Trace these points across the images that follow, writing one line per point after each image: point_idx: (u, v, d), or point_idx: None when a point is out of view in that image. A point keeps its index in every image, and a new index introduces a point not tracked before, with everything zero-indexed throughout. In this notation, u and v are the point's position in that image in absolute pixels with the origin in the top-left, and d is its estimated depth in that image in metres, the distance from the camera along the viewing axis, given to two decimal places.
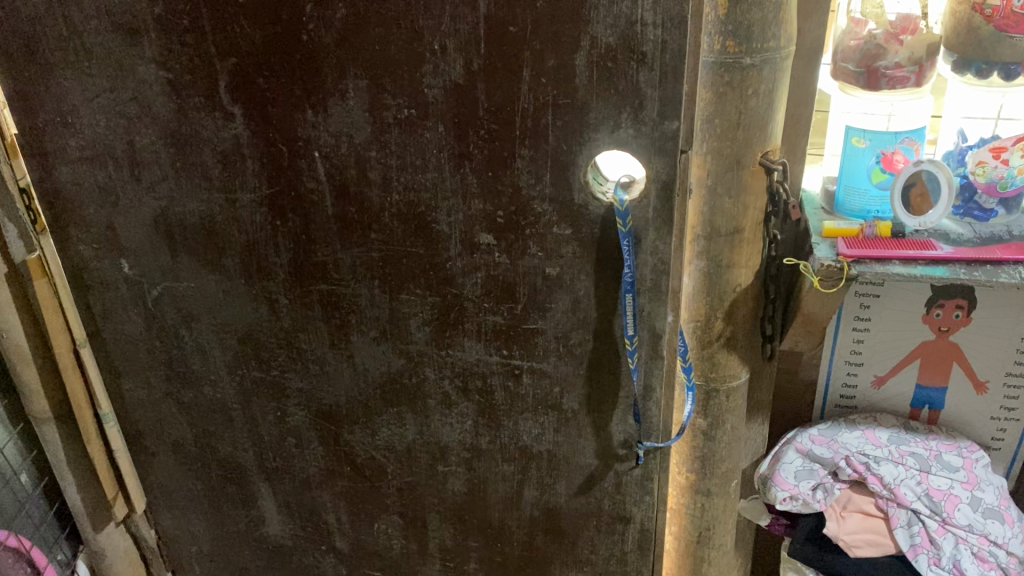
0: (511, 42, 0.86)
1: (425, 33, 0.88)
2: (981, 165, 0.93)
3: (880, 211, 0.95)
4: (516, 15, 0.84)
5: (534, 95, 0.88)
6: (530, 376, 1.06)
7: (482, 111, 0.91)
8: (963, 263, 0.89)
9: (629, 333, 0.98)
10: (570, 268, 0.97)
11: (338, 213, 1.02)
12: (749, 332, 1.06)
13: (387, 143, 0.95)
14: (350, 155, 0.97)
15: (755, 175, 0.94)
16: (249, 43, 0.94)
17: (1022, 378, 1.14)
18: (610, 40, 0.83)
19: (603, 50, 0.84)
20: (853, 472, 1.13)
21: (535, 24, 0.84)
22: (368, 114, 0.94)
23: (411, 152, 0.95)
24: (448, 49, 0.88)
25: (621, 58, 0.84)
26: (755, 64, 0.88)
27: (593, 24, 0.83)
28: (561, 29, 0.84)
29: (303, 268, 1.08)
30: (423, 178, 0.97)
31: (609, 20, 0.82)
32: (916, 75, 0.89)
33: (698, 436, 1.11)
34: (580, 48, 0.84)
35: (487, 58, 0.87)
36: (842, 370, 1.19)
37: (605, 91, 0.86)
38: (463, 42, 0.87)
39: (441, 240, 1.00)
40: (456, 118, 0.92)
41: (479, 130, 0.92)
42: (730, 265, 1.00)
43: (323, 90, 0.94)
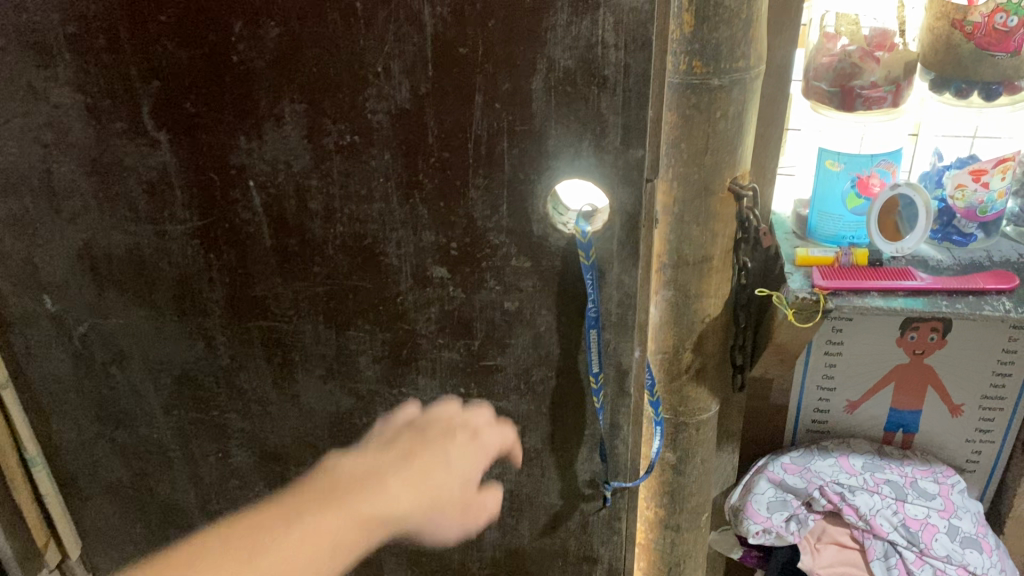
0: (462, 63, 0.79)
1: (367, 54, 0.80)
2: (960, 188, 0.88)
3: (855, 237, 0.90)
4: (466, 36, 0.77)
5: (487, 121, 0.81)
6: (490, 415, 0.99)
7: (431, 138, 0.83)
8: (944, 294, 0.84)
9: (595, 370, 0.91)
10: (530, 303, 0.90)
11: (278, 246, 0.94)
12: (719, 362, 1.00)
13: (329, 171, 0.88)
14: (289, 184, 0.90)
15: (724, 201, 0.89)
16: (173, 64, 0.85)
17: (998, 400, 1.10)
18: (569, 63, 0.76)
19: (561, 74, 0.77)
20: (828, 503, 1.08)
21: (487, 45, 0.77)
22: (306, 140, 0.86)
23: (355, 181, 0.88)
24: (392, 72, 0.81)
25: (581, 82, 0.77)
26: (723, 86, 0.82)
27: (550, 46, 0.76)
28: (516, 50, 0.77)
29: (241, 303, 1.00)
30: (368, 208, 0.89)
31: (567, 41, 0.75)
32: (893, 95, 0.83)
33: (667, 470, 1.06)
34: (536, 72, 0.78)
35: (436, 81, 0.80)
36: (814, 395, 1.14)
37: (564, 117, 0.79)
38: (409, 63, 0.80)
39: (390, 273, 0.93)
40: (403, 145, 0.84)
41: (428, 158, 0.85)
42: (698, 294, 0.94)
43: (257, 114, 0.86)
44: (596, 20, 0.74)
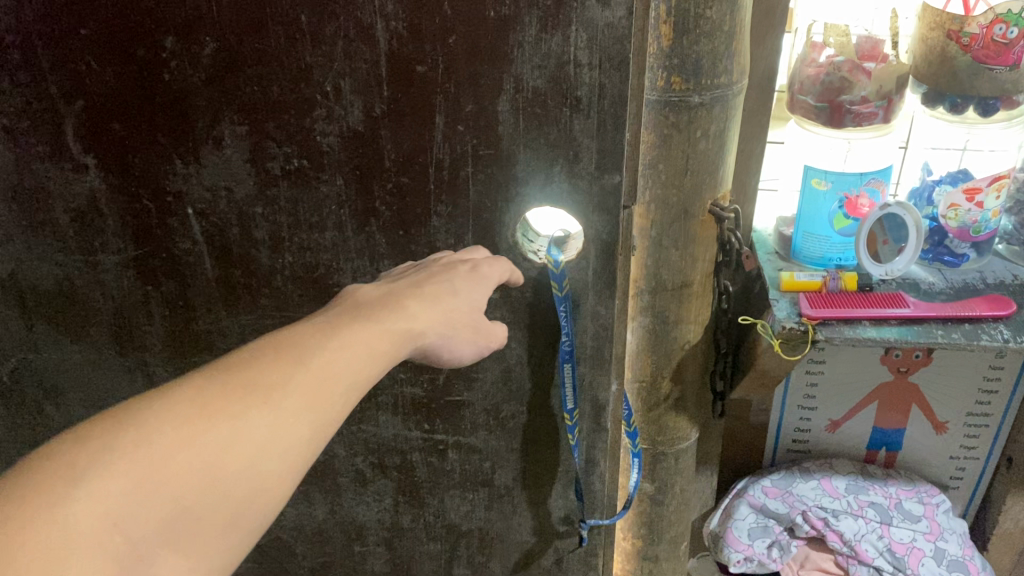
0: (421, 82, 0.71)
1: (314, 72, 0.72)
2: (953, 208, 0.83)
3: (842, 259, 0.85)
4: (425, 53, 0.70)
5: (449, 145, 0.74)
6: (457, 451, 0.93)
7: (388, 163, 0.76)
8: (939, 322, 0.79)
9: (569, 406, 0.85)
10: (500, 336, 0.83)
11: (222, 277, 0.86)
12: (698, 389, 0.94)
13: (275, 198, 0.80)
14: (231, 212, 0.81)
15: (705, 224, 0.82)
16: (99, 81, 0.76)
17: (983, 417, 1.06)
18: (538, 83, 0.70)
19: (530, 94, 0.70)
20: (811, 529, 1.04)
21: (447, 63, 0.70)
22: (249, 165, 0.78)
23: (304, 209, 0.80)
24: (342, 92, 0.73)
25: (552, 103, 0.71)
26: (704, 103, 0.76)
27: (517, 65, 0.69)
28: (480, 68, 0.70)
29: (184, 337, 0.92)
30: (320, 237, 0.81)
31: (537, 59, 0.69)
32: (884, 110, 0.78)
33: (645, 501, 1.00)
34: (502, 92, 0.71)
35: (392, 102, 0.73)
36: (795, 414, 1.09)
37: (535, 140, 0.73)
38: (361, 82, 0.72)
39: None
40: (357, 169, 0.77)
41: (385, 183, 0.77)
42: (677, 321, 0.88)
43: (193, 137, 0.78)
44: (568, 35, 0.67)
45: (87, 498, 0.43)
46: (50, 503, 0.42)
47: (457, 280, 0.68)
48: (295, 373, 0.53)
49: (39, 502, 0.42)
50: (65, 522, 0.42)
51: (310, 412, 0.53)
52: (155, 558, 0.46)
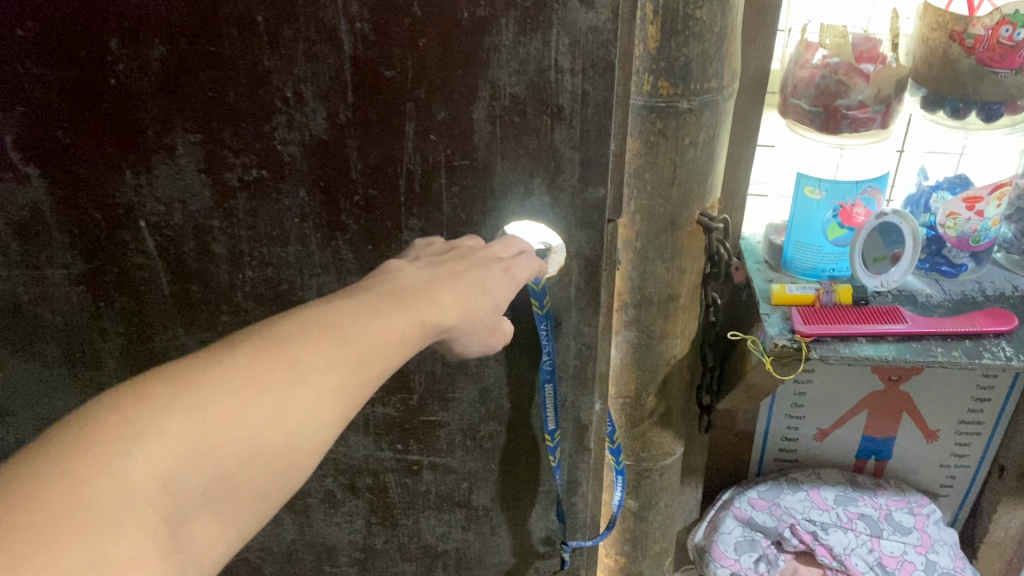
0: (389, 88, 0.66)
1: (272, 77, 0.66)
2: (952, 216, 0.79)
3: (835, 270, 0.81)
4: (394, 57, 0.64)
5: (420, 155, 0.69)
6: (432, 472, 0.88)
7: (355, 174, 0.71)
8: (938, 339, 0.75)
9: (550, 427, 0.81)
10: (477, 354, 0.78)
11: (178, 292, 0.80)
12: (684, 404, 0.90)
13: (233, 211, 0.74)
14: (187, 225, 0.76)
15: (692, 235, 0.78)
16: (37, 87, 0.69)
17: (975, 425, 1.03)
18: (517, 90, 0.65)
19: (508, 102, 0.65)
20: (800, 543, 1.00)
21: (418, 68, 0.65)
22: (205, 175, 0.72)
23: (265, 222, 0.74)
24: (304, 98, 0.67)
25: (531, 111, 0.66)
26: (693, 109, 0.71)
27: (494, 70, 0.64)
28: (453, 74, 0.65)
29: (140, 355, 0.86)
30: (283, 252, 0.76)
31: (515, 65, 0.64)
32: (882, 115, 0.74)
33: (629, 518, 0.96)
34: (478, 99, 0.66)
35: (358, 109, 0.67)
36: (782, 423, 1.06)
37: (513, 150, 0.68)
38: (323, 88, 0.66)
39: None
40: (321, 180, 0.71)
41: (352, 196, 0.72)
42: (663, 336, 0.84)
43: (144, 146, 0.71)
44: (548, 39, 0.62)
45: (143, 455, 0.40)
46: (103, 460, 0.39)
47: (490, 276, 0.62)
48: (354, 343, 0.49)
49: (93, 456, 0.38)
50: (119, 482, 0.39)
51: (363, 385, 0.49)
52: (193, 521, 0.43)
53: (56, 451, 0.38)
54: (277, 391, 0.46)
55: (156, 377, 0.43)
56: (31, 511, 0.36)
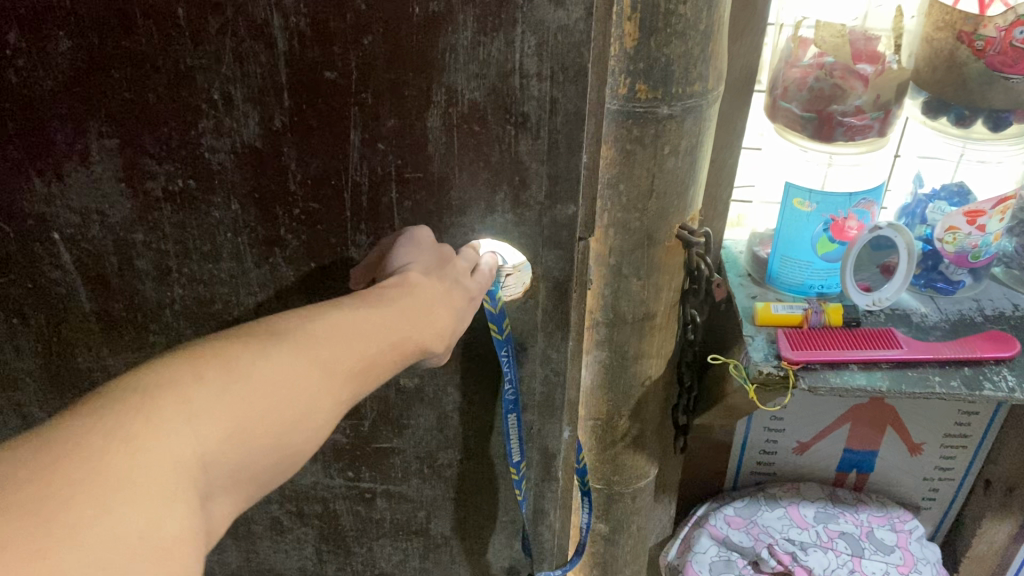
0: (330, 92, 0.58)
1: (197, 76, 0.58)
2: (951, 231, 0.73)
3: (825, 286, 0.74)
4: (334, 56, 0.56)
5: (368, 166, 0.61)
6: (387, 499, 0.81)
7: (294, 186, 0.63)
8: (935, 365, 0.69)
9: (514, 459, 0.74)
10: (434, 380, 0.71)
11: (99, 310, 0.72)
12: (658, 426, 0.84)
13: (158, 223, 0.66)
14: (107, 239, 0.67)
15: (671, 251, 0.71)
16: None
17: (962, 438, 0.98)
18: (476, 95, 0.57)
19: (466, 108, 0.58)
20: (778, 564, 0.94)
21: (362, 69, 0.57)
22: (125, 184, 0.64)
23: (194, 236, 0.66)
24: (233, 101, 0.59)
25: (492, 119, 0.58)
26: (674, 115, 0.63)
27: (451, 73, 0.56)
28: (404, 77, 0.57)
29: (61, 376, 0.77)
30: (215, 268, 0.68)
31: (474, 67, 0.56)
32: (880, 123, 0.67)
33: (598, 541, 0.90)
34: (432, 105, 0.58)
35: (295, 114, 0.59)
36: (761, 436, 1.00)
37: (471, 163, 0.60)
38: (255, 89, 0.58)
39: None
40: (255, 191, 0.63)
41: (291, 210, 0.64)
42: (637, 356, 0.77)
43: (53, 150, 0.62)
44: (512, 39, 0.55)
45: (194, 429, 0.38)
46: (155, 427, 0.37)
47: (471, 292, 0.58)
48: (377, 348, 0.49)
49: (144, 429, 0.37)
50: (167, 459, 0.37)
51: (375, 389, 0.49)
52: (218, 502, 0.41)
53: (109, 417, 0.36)
54: (310, 386, 0.44)
55: (207, 354, 0.41)
56: (83, 475, 0.34)
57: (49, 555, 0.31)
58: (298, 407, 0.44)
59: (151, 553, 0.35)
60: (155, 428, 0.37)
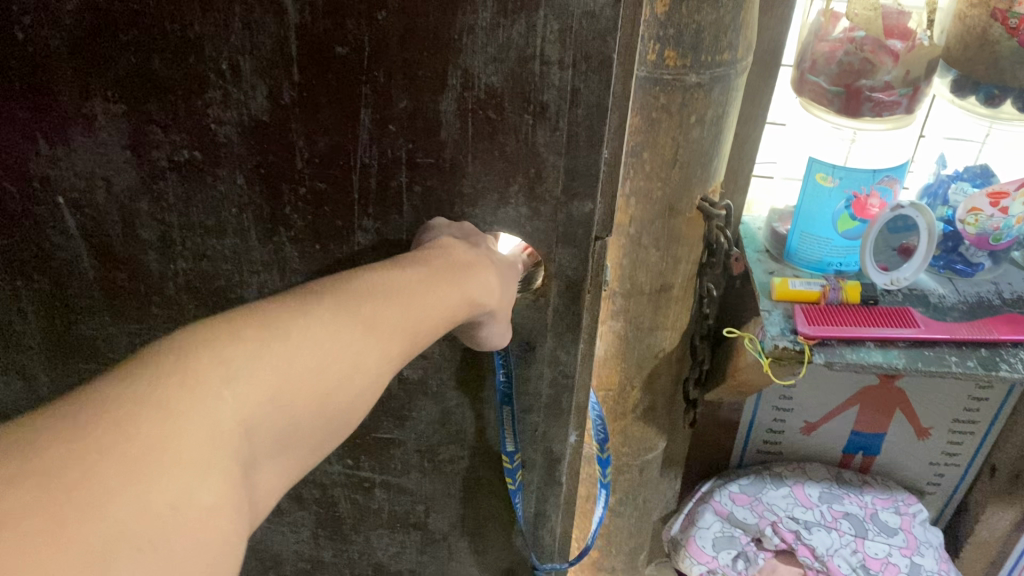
0: (339, 69, 0.50)
1: (204, 43, 0.50)
2: (973, 212, 0.72)
3: (843, 264, 0.74)
4: (346, 31, 0.48)
5: (378, 149, 0.53)
6: (386, 489, 0.78)
7: (302, 163, 0.54)
8: (952, 345, 0.69)
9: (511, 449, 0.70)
10: (435, 373, 0.66)
11: (103, 280, 0.63)
12: (669, 402, 0.84)
13: (160, 193, 0.57)
14: (110, 208, 0.58)
15: (692, 223, 0.71)
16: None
17: (970, 424, 0.98)
18: (494, 79, 0.49)
19: (481, 93, 0.50)
20: (781, 542, 0.95)
21: (376, 46, 0.49)
22: (128, 152, 0.55)
23: (198, 210, 0.57)
24: (240, 72, 0.51)
25: (510, 107, 0.50)
26: (702, 84, 0.63)
27: (466, 54, 0.48)
28: (418, 58, 0.49)
29: (60, 340, 0.67)
30: (218, 244, 0.59)
31: (491, 48, 0.48)
32: (908, 99, 0.66)
33: (605, 511, 0.91)
34: (447, 89, 0.50)
35: (306, 91, 0.51)
36: (768, 414, 1.00)
37: (484, 155, 0.52)
38: (264, 61, 0.50)
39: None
40: (262, 167, 0.55)
41: (297, 188, 0.55)
42: (653, 328, 0.77)
43: (52, 113, 0.54)
44: (534, 24, 0.47)
45: (234, 399, 0.35)
46: (195, 398, 0.34)
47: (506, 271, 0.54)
48: (422, 315, 0.45)
49: (185, 397, 0.34)
50: (207, 428, 0.34)
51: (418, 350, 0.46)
52: (263, 466, 0.38)
53: (138, 384, 0.33)
54: (350, 349, 0.41)
55: (241, 321, 0.38)
56: (119, 447, 0.31)
57: (71, 539, 0.29)
58: (339, 372, 0.40)
59: (183, 521, 0.32)
60: (185, 397, 0.34)
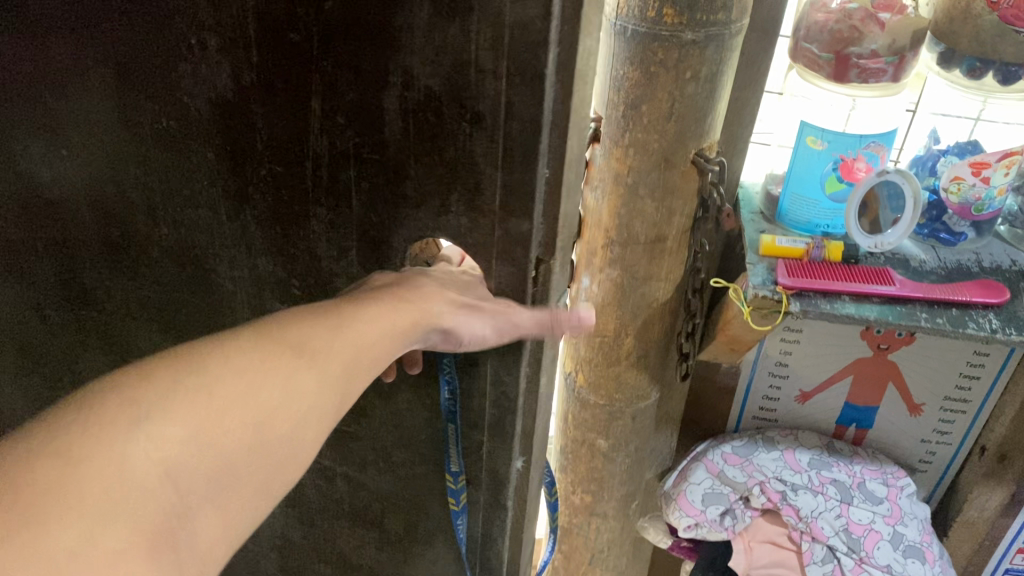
0: (291, 54, 0.57)
1: (176, 18, 0.59)
2: (957, 181, 0.76)
3: (830, 226, 0.79)
4: (297, 17, 0.55)
5: (329, 139, 0.60)
6: (347, 482, 0.88)
7: (262, 145, 0.63)
8: (925, 304, 0.73)
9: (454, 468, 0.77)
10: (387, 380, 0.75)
11: (103, 234, 0.76)
12: (662, 352, 0.89)
13: (147, 157, 0.68)
14: (105, 163, 0.71)
15: (686, 175, 0.76)
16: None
17: (962, 403, 1.01)
18: (432, 83, 0.54)
19: (420, 96, 0.55)
20: (767, 502, 1.00)
21: (324, 33, 0.55)
22: (118, 113, 0.66)
23: (176, 178, 0.69)
24: (207, 48, 0.59)
25: (447, 113, 0.55)
26: (697, 42, 0.68)
27: (406, 54, 0.54)
28: (360, 53, 0.55)
29: (69, 286, 0.83)
30: (195, 213, 0.70)
31: (428, 50, 0.53)
32: (895, 68, 0.70)
33: (598, 456, 0.97)
34: (387, 86, 0.56)
35: (262, 73, 0.59)
36: (765, 381, 1.04)
37: (425, 158, 0.58)
38: (226, 40, 0.59)
39: (225, 288, 0.75)
40: (227, 144, 0.64)
41: (258, 168, 0.64)
42: (647, 277, 0.82)
43: (61, 69, 0.66)
44: (467, 29, 0.52)
45: (147, 437, 0.42)
46: (105, 446, 0.41)
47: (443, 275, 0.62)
48: (368, 342, 0.54)
49: (94, 445, 0.41)
50: (119, 464, 0.41)
51: (350, 382, 0.53)
52: (199, 512, 0.44)
53: (115, 394, 0.43)
54: (280, 379, 0.50)
55: (167, 362, 0.46)
56: (20, 499, 0.37)
57: None
58: (271, 396, 0.49)
59: (89, 553, 0.37)
60: (139, 421, 0.43)
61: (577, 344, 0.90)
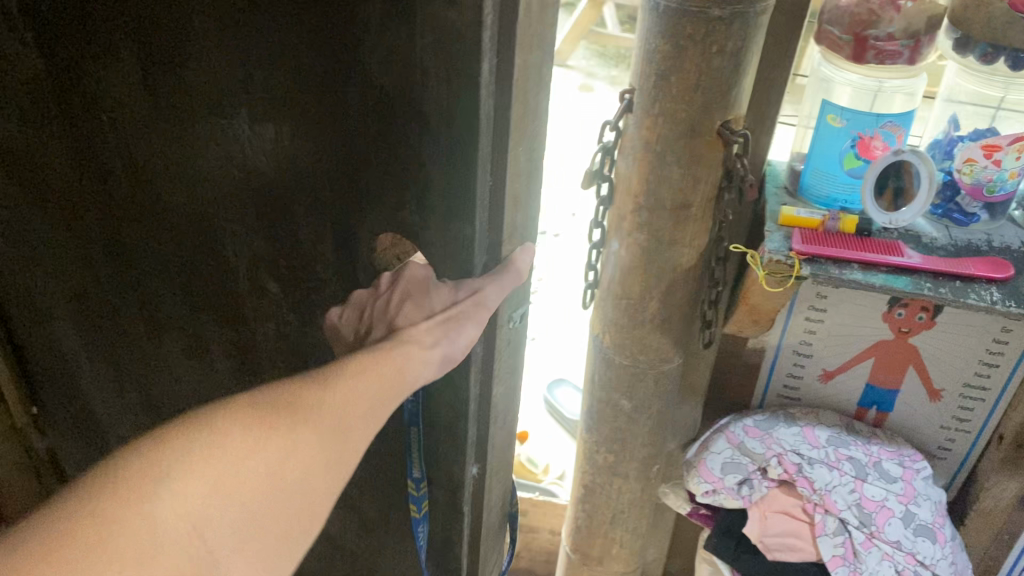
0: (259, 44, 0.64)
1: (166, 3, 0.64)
2: (969, 163, 0.81)
3: (848, 201, 0.83)
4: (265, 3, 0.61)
5: (298, 137, 0.68)
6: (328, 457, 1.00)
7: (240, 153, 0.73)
8: (930, 275, 0.77)
9: (414, 476, 0.85)
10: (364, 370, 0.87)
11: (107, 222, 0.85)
12: (685, 318, 0.94)
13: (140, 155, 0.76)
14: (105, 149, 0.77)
15: (711, 146, 0.81)
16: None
17: (981, 390, 1.04)
18: (385, 79, 0.62)
19: (379, 91, 0.63)
20: (784, 472, 1.03)
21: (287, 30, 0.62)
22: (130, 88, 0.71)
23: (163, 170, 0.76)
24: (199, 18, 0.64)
25: (400, 111, 0.63)
26: (724, 18, 0.74)
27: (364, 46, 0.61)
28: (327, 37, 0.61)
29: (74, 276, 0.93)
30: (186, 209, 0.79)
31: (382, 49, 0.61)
32: (910, 50, 0.75)
33: (621, 416, 1.03)
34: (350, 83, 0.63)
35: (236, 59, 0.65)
36: (789, 359, 1.09)
37: (384, 165, 0.67)
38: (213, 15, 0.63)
39: (229, 257, 0.81)
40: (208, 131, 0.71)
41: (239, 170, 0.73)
42: (672, 242, 0.88)
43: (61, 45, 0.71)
44: (412, 29, 0.59)
45: (168, 498, 0.44)
46: (129, 506, 0.43)
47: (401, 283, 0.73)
48: (360, 402, 0.55)
49: (122, 510, 0.43)
50: (144, 526, 0.43)
51: (351, 437, 0.54)
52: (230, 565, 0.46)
53: (138, 463, 0.45)
54: (286, 441, 0.50)
55: (175, 429, 0.48)
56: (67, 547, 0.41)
57: None
58: (280, 458, 0.49)
59: None
60: (169, 477, 0.45)
61: (606, 305, 0.96)
